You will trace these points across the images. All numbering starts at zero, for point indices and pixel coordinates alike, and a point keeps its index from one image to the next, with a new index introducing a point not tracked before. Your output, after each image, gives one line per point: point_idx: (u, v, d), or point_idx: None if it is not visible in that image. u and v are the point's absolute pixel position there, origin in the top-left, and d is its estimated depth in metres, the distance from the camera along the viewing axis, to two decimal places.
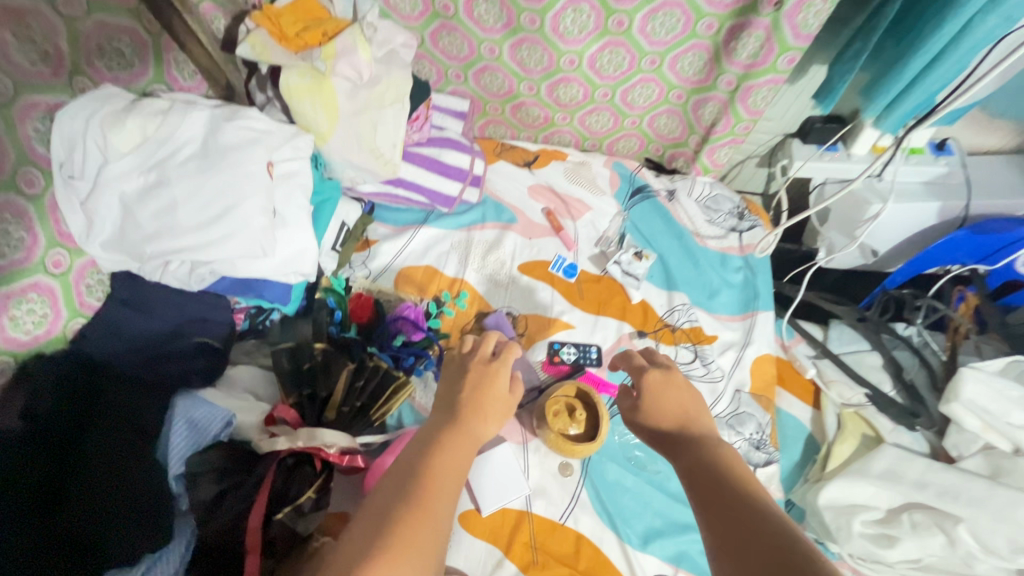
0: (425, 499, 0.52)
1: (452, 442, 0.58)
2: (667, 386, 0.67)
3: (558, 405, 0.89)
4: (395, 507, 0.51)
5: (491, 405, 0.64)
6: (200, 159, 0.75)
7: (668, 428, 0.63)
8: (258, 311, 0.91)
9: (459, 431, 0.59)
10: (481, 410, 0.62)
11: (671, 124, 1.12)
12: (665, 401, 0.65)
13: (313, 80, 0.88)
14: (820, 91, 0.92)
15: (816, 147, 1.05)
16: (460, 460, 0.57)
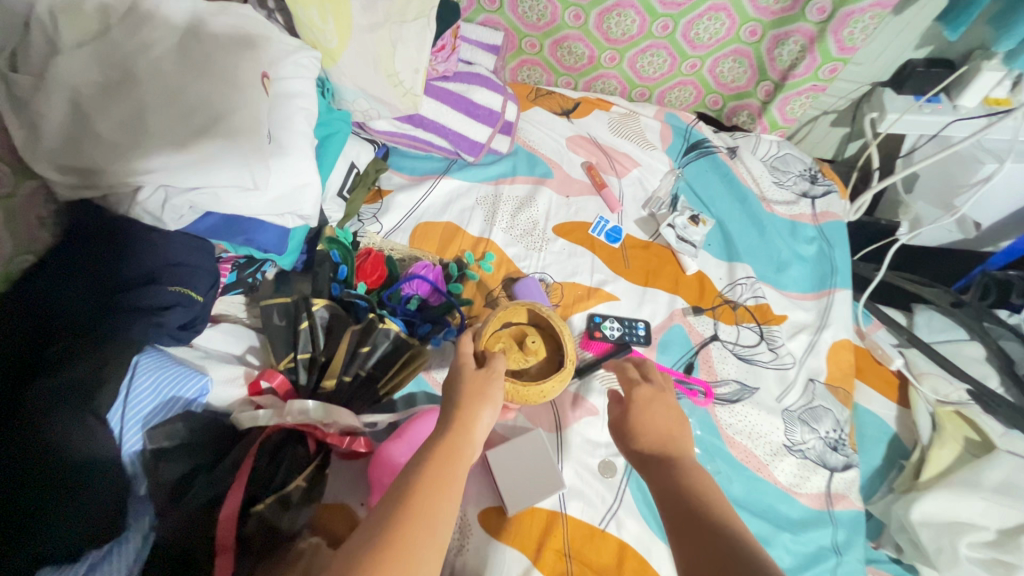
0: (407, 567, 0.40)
1: (437, 473, 0.46)
2: (655, 402, 0.57)
3: (503, 343, 0.62)
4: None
5: (481, 399, 0.53)
6: (177, 60, 0.61)
7: (644, 449, 0.54)
8: (247, 262, 0.76)
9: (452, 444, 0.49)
10: (467, 420, 0.51)
11: (738, 69, 0.96)
12: (646, 420, 0.55)
13: None
14: (947, 14, 0.77)
15: (913, 98, 0.89)
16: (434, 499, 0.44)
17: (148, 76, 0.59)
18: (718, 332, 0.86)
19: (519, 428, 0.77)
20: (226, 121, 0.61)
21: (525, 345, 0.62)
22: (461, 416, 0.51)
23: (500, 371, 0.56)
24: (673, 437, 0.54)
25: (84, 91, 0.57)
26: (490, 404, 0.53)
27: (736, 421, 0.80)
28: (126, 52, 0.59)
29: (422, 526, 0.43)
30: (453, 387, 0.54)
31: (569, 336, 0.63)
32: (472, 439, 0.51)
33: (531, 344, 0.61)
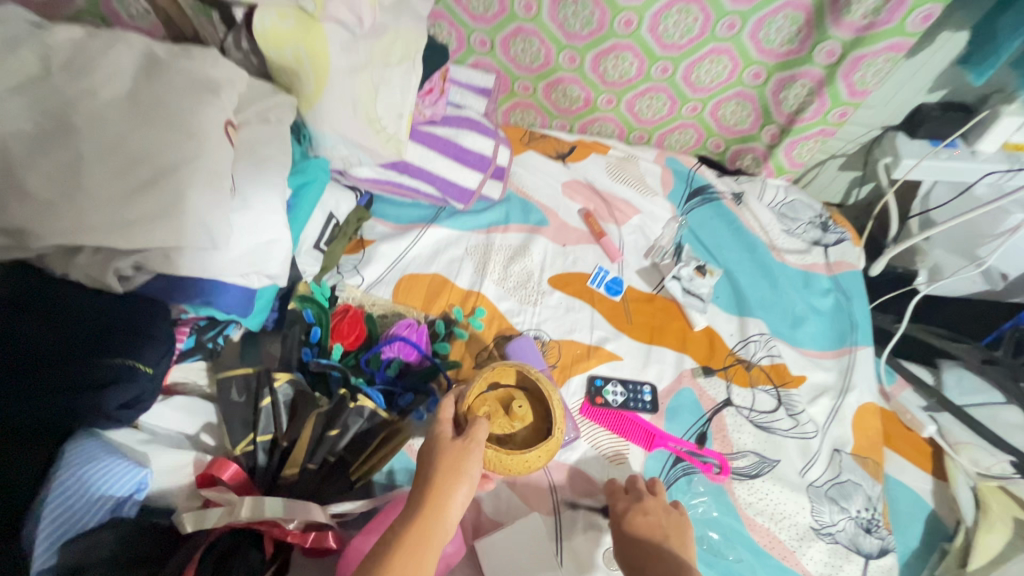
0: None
1: (407, 554, 0.43)
2: (636, 511, 0.62)
3: (487, 407, 0.55)
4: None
5: (456, 477, 0.47)
6: (125, 106, 0.54)
7: (633, 555, 0.57)
8: (209, 324, 0.67)
9: (425, 524, 0.45)
10: (438, 500, 0.46)
11: (741, 112, 0.91)
12: (635, 528, 0.60)
13: (297, 24, 0.66)
14: (970, 56, 0.72)
15: (929, 143, 0.83)
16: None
17: (89, 124, 0.52)
18: (732, 396, 0.78)
19: (512, 513, 0.67)
20: (177, 173, 0.54)
21: (512, 411, 0.55)
22: (428, 492, 0.46)
23: (479, 439, 0.50)
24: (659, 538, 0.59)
25: (13, 143, 0.50)
26: (465, 480, 0.48)
27: (756, 500, 0.71)
28: (68, 98, 0.53)
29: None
30: (425, 459, 0.49)
31: (558, 399, 0.57)
32: (441, 520, 0.46)
33: (518, 409, 0.55)
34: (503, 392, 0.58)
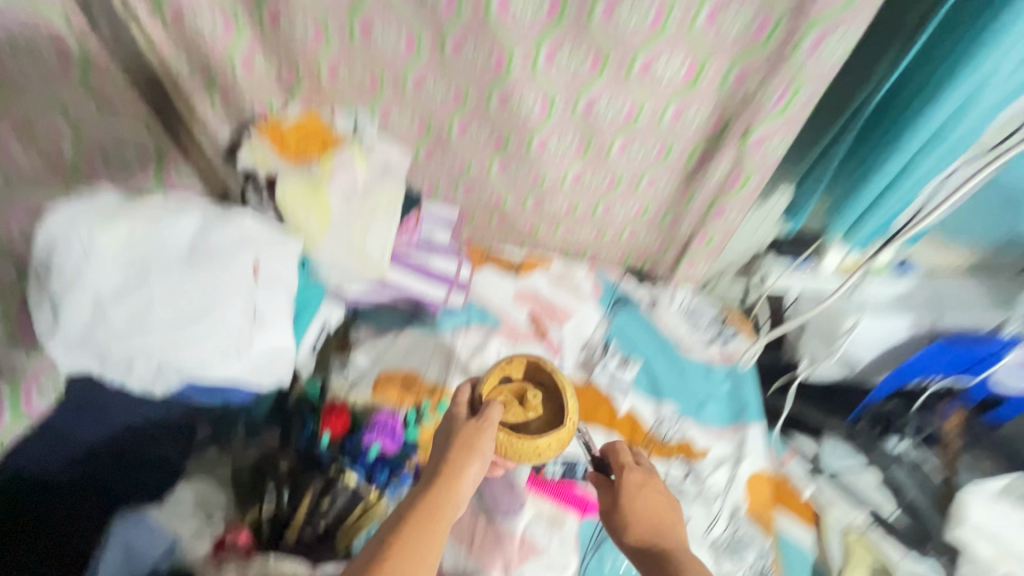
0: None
1: (425, 521, 0.58)
2: (644, 488, 0.73)
3: (505, 395, 0.74)
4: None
5: (470, 455, 0.64)
6: (184, 261, 0.76)
7: (642, 529, 0.69)
8: (223, 418, 0.84)
9: (437, 502, 0.60)
10: (456, 478, 0.63)
11: (650, 238, 1.16)
12: (643, 504, 0.71)
13: (309, 187, 0.91)
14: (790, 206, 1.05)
15: (790, 260, 1.10)
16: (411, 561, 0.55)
17: (158, 275, 0.74)
18: None
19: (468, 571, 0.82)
20: (216, 310, 0.76)
21: (527, 401, 0.74)
22: (446, 474, 0.62)
23: (493, 419, 0.67)
24: (662, 520, 0.70)
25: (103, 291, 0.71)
26: (480, 459, 0.65)
27: None
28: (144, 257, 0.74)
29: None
30: (450, 442, 0.66)
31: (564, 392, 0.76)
32: (454, 499, 0.62)
33: (531, 400, 0.74)
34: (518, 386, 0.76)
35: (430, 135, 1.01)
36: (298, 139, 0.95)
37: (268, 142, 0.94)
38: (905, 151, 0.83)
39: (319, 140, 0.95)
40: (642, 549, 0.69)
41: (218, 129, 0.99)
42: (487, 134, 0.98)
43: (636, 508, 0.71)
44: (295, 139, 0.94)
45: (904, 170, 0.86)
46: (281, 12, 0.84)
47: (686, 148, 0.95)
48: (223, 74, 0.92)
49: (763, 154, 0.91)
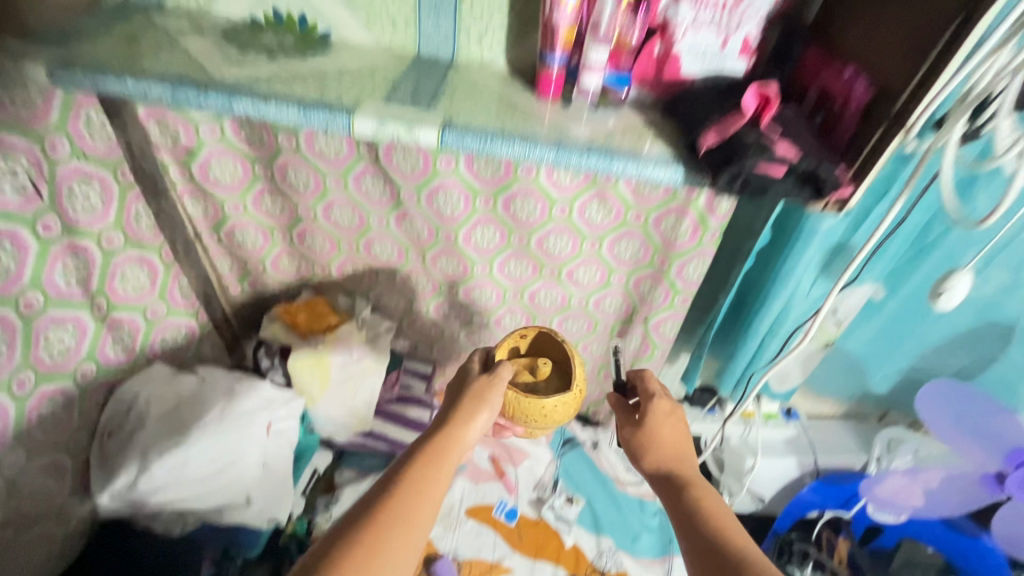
0: (397, 538, 0.56)
1: (435, 453, 0.65)
2: (668, 418, 0.75)
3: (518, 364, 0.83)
4: (350, 536, 0.55)
5: (480, 403, 0.72)
6: (216, 422, 1.02)
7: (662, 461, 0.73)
8: (224, 558, 0.99)
9: (447, 439, 0.67)
10: (464, 423, 0.69)
11: (590, 388, 1.40)
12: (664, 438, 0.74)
13: (312, 356, 1.17)
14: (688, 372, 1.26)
15: (701, 409, 1.33)
16: (424, 485, 0.62)
17: (196, 436, 0.99)
18: None
19: None
20: (234, 464, 1.00)
21: (537, 368, 0.82)
22: (457, 418, 0.70)
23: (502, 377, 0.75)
24: (675, 454, 0.73)
25: (152, 449, 0.96)
26: (489, 408, 0.72)
27: None
28: (186, 418, 1.00)
29: (410, 501, 0.59)
30: (464, 394, 0.73)
31: (576, 361, 0.82)
32: (462, 440, 0.68)
33: (540, 368, 0.81)
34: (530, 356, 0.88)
35: (412, 311, 1.28)
36: (308, 316, 1.21)
37: (284, 321, 1.20)
38: (752, 340, 1.07)
39: (324, 320, 1.21)
40: (664, 485, 0.72)
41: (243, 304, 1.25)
42: (456, 312, 1.26)
43: (659, 435, 0.74)
44: (305, 316, 1.21)
45: (759, 351, 1.10)
46: (306, 233, 1.13)
47: (606, 326, 1.24)
48: (255, 269, 1.19)
49: (664, 333, 1.20)
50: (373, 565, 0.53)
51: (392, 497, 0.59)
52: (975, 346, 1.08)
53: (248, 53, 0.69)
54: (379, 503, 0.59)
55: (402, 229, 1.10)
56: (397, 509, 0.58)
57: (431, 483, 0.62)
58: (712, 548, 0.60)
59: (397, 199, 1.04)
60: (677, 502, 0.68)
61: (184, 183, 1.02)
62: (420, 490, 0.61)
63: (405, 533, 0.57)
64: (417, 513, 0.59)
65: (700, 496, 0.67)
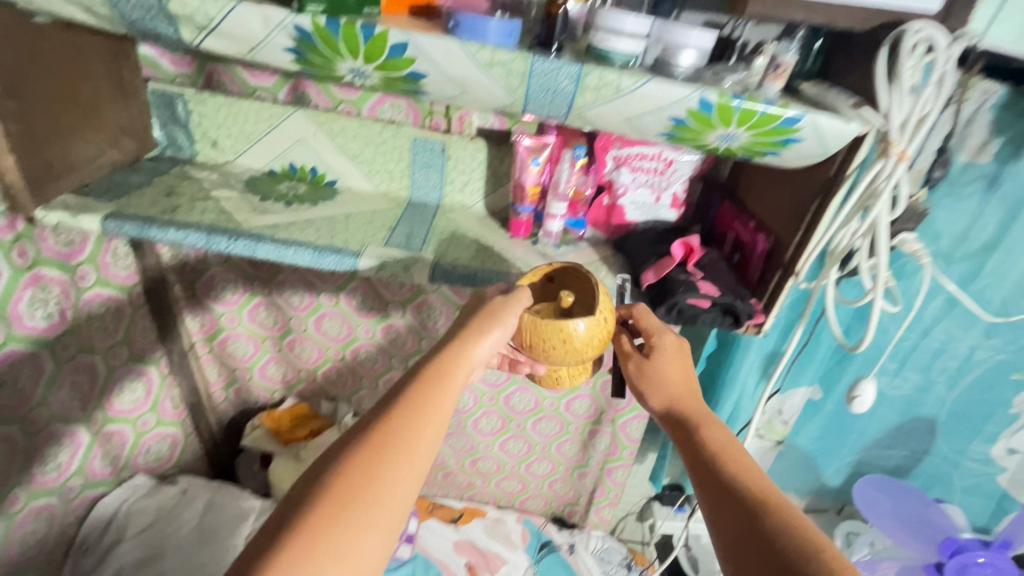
0: (394, 464, 0.51)
1: (434, 378, 0.57)
2: (675, 356, 0.67)
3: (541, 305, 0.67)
4: (343, 462, 0.50)
5: (491, 323, 0.61)
6: (194, 534, 1.05)
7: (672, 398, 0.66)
8: None
9: (445, 362, 0.59)
10: (469, 345, 0.60)
11: (565, 488, 1.44)
12: (670, 374, 0.67)
13: (294, 463, 1.21)
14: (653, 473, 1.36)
15: (671, 507, 1.38)
16: (423, 410, 0.55)
17: (172, 551, 1.01)
18: None
19: None
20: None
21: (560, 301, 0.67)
22: (459, 340, 0.60)
23: (519, 303, 0.64)
24: (680, 392, 0.67)
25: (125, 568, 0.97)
26: (502, 327, 0.62)
27: None
28: (163, 534, 1.03)
29: (407, 427, 0.53)
30: (472, 311, 0.64)
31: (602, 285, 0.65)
32: (467, 362, 0.60)
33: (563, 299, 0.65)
34: (557, 283, 0.70)
35: None
36: (290, 423, 1.26)
37: (266, 428, 1.25)
38: None
39: (307, 426, 1.25)
40: (672, 422, 0.67)
41: (226, 410, 1.29)
42: None
43: (662, 376, 0.67)
44: (287, 423, 1.26)
45: None
46: (297, 342, 1.20)
47: (578, 425, 1.31)
48: (243, 375, 1.25)
49: (629, 433, 1.28)
50: (370, 493, 0.49)
51: (388, 422, 0.53)
52: (908, 441, 1.17)
53: (270, 202, 0.83)
54: (374, 427, 0.53)
55: (387, 339, 1.17)
56: (393, 434, 0.52)
57: (429, 405, 0.55)
58: (726, 488, 0.57)
59: (384, 312, 1.13)
60: (687, 440, 0.64)
61: (186, 301, 1.12)
62: (420, 416, 0.54)
63: (405, 465, 0.51)
64: (416, 438, 0.53)
65: (711, 433, 0.63)
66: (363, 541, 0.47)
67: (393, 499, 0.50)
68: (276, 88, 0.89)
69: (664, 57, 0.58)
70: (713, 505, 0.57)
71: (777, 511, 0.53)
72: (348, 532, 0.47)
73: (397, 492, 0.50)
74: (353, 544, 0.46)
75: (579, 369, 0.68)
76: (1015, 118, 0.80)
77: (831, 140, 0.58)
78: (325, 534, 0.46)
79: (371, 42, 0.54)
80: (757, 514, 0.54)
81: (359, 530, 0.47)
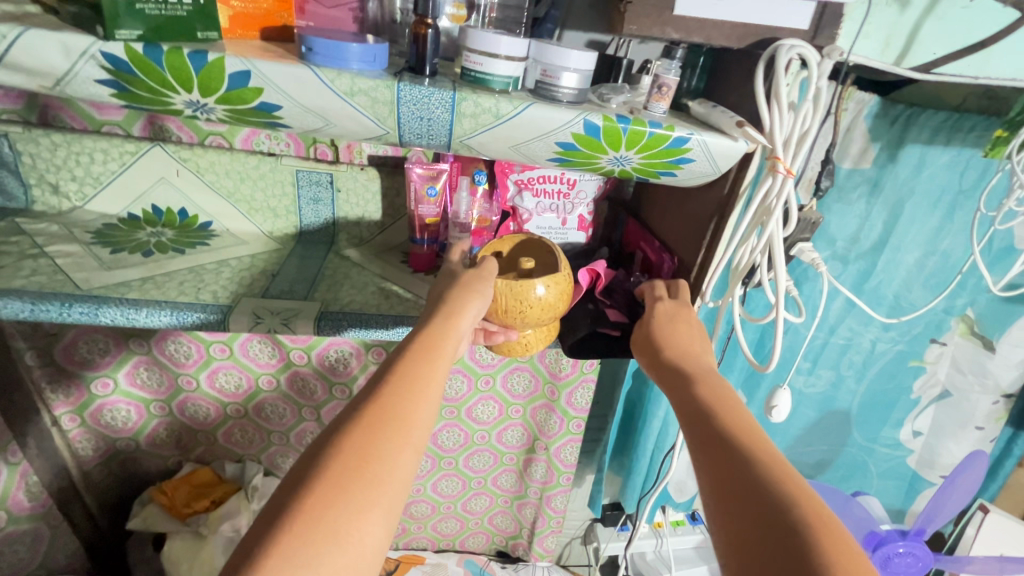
0: (393, 441, 0.42)
1: (419, 352, 0.50)
2: (678, 317, 0.63)
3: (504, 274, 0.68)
4: (334, 443, 0.41)
5: (470, 294, 0.58)
6: None
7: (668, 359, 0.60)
8: None
9: (428, 337, 0.52)
10: (459, 319, 0.55)
11: (506, 521, 1.37)
12: (672, 336, 0.62)
13: (193, 542, 1.07)
14: (591, 499, 1.30)
15: (614, 528, 1.37)
16: (420, 381, 0.47)
17: None
18: None
19: None
20: None
21: (519, 268, 0.67)
22: (445, 313, 0.55)
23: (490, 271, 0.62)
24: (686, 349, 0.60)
25: None
26: (481, 297, 0.58)
27: None
28: None
29: (403, 400, 0.45)
30: (450, 287, 0.59)
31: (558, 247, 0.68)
32: (456, 332, 0.54)
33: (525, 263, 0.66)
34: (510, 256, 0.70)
35: None
36: (187, 494, 1.11)
37: (159, 503, 1.10)
38: (644, 456, 1.16)
39: (206, 496, 1.09)
40: (666, 374, 0.59)
41: (108, 488, 1.12)
42: None
43: (669, 339, 0.62)
44: (184, 494, 1.10)
45: (652, 462, 1.18)
46: (188, 402, 1.06)
47: (512, 455, 1.25)
48: (127, 445, 1.10)
49: (565, 458, 1.23)
50: (371, 473, 0.40)
51: (379, 397, 0.45)
52: (827, 435, 1.20)
53: (123, 254, 0.72)
54: (366, 404, 0.44)
55: (293, 389, 1.06)
56: (389, 410, 0.44)
57: (426, 376, 0.48)
58: (723, 442, 0.48)
59: (287, 360, 1.02)
60: (681, 394, 0.55)
61: (42, 370, 0.96)
62: (414, 390, 0.46)
63: (401, 447, 0.42)
64: (416, 413, 0.45)
65: (707, 388, 0.55)
66: (366, 531, 0.38)
67: (394, 487, 0.41)
68: (127, 123, 0.74)
69: (545, 80, 0.54)
70: (708, 464, 0.47)
71: (778, 472, 0.44)
72: (341, 525, 0.37)
73: (402, 474, 0.41)
74: (353, 535, 0.37)
75: (544, 332, 0.69)
76: (888, 125, 0.85)
77: (721, 159, 0.57)
78: (324, 527, 0.37)
79: (207, 71, 0.47)
80: (752, 475, 0.44)
81: (361, 516, 0.38)
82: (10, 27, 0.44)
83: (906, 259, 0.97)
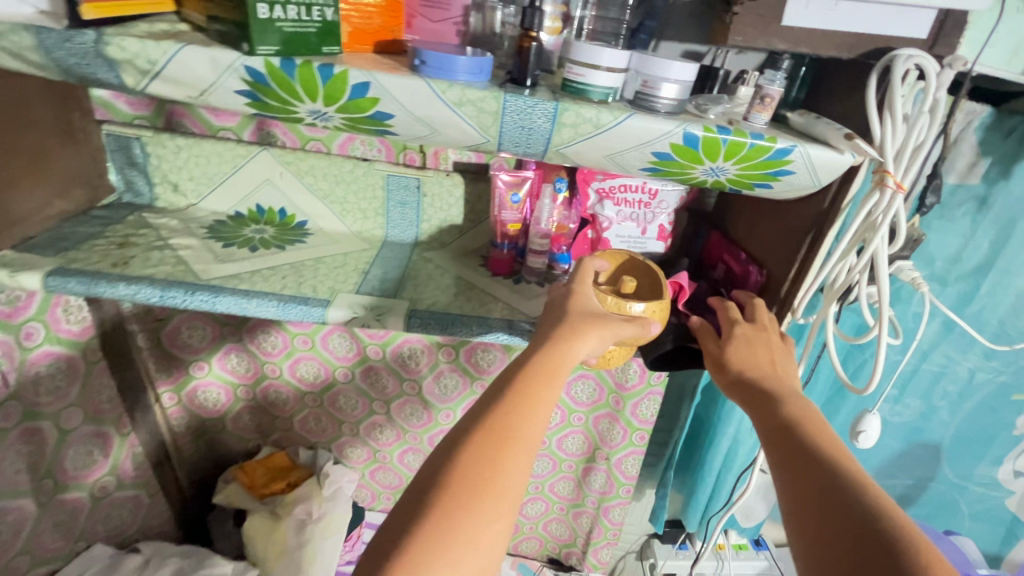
0: (514, 453, 0.43)
1: (536, 364, 0.50)
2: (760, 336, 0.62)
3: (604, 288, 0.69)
4: (459, 451, 0.43)
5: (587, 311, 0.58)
6: None
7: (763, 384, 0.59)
8: None
9: (544, 349, 0.52)
10: (574, 330, 0.55)
11: (560, 528, 1.37)
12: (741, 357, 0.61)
13: (270, 521, 1.12)
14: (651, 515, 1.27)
15: (672, 545, 1.34)
16: (539, 394, 0.48)
17: None
18: None
19: None
20: None
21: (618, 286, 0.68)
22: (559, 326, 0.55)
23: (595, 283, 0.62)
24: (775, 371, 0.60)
25: None
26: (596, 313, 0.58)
27: None
28: None
29: (523, 413, 0.46)
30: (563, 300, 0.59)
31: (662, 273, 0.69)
32: (572, 347, 0.54)
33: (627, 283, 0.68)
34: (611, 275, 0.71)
35: (375, 460, 1.22)
36: (264, 475, 1.18)
37: (240, 482, 1.17)
38: (710, 475, 1.13)
39: (282, 478, 1.17)
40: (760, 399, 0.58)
41: (195, 462, 1.21)
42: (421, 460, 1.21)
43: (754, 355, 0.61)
44: (262, 476, 1.18)
45: (718, 483, 1.14)
46: (271, 389, 1.13)
47: (571, 462, 1.25)
48: (214, 425, 1.18)
49: (626, 471, 1.21)
50: (496, 483, 0.42)
51: (500, 405, 0.46)
52: (913, 468, 1.12)
53: (234, 249, 0.78)
54: (487, 414, 0.46)
55: (367, 382, 1.11)
56: (509, 421, 0.45)
57: (544, 390, 0.49)
58: (819, 465, 0.48)
59: (363, 354, 1.07)
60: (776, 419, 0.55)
61: (151, 351, 1.05)
62: (532, 402, 0.47)
63: (522, 457, 0.44)
64: (537, 428, 0.46)
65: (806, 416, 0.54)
66: (492, 537, 0.40)
67: (514, 497, 0.42)
68: (241, 129, 0.83)
69: (644, 90, 0.55)
70: (802, 489, 0.47)
71: (873, 497, 0.44)
72: (471, 527, 0.39)
73: (523, 488, 0.42)
74: (482, 541, 0.39)
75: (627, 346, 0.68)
76: (1002, 138, 0.79)
77: (823, 172, 0.55)
78: (459, 531, 0.39)
79: (331, 82, 0.51)
80: (870, 519, 0.42)
81: (487, 522, 0.40)
82: (170, 44, 0.50)
83: (1017, 283, 0.89)
